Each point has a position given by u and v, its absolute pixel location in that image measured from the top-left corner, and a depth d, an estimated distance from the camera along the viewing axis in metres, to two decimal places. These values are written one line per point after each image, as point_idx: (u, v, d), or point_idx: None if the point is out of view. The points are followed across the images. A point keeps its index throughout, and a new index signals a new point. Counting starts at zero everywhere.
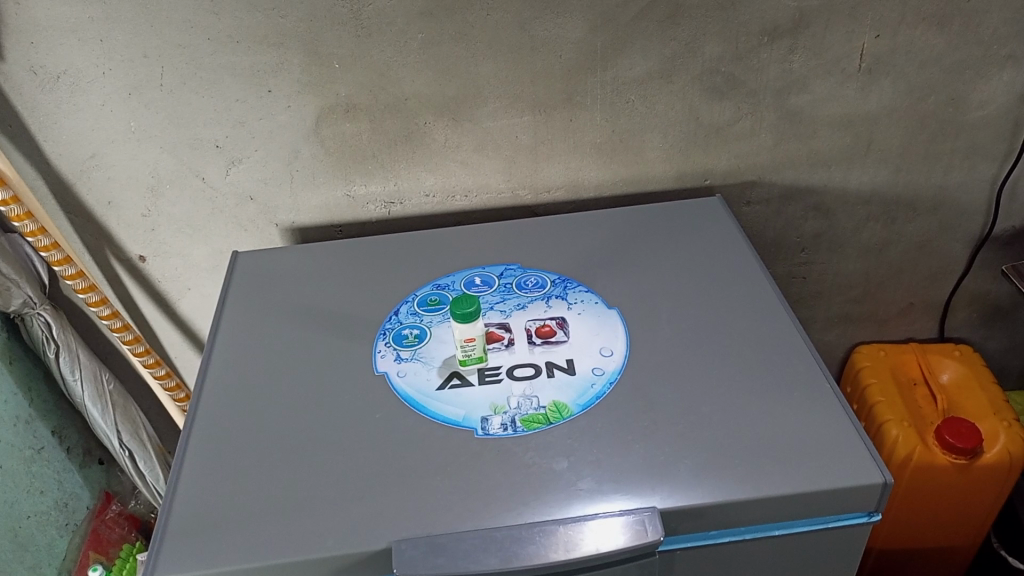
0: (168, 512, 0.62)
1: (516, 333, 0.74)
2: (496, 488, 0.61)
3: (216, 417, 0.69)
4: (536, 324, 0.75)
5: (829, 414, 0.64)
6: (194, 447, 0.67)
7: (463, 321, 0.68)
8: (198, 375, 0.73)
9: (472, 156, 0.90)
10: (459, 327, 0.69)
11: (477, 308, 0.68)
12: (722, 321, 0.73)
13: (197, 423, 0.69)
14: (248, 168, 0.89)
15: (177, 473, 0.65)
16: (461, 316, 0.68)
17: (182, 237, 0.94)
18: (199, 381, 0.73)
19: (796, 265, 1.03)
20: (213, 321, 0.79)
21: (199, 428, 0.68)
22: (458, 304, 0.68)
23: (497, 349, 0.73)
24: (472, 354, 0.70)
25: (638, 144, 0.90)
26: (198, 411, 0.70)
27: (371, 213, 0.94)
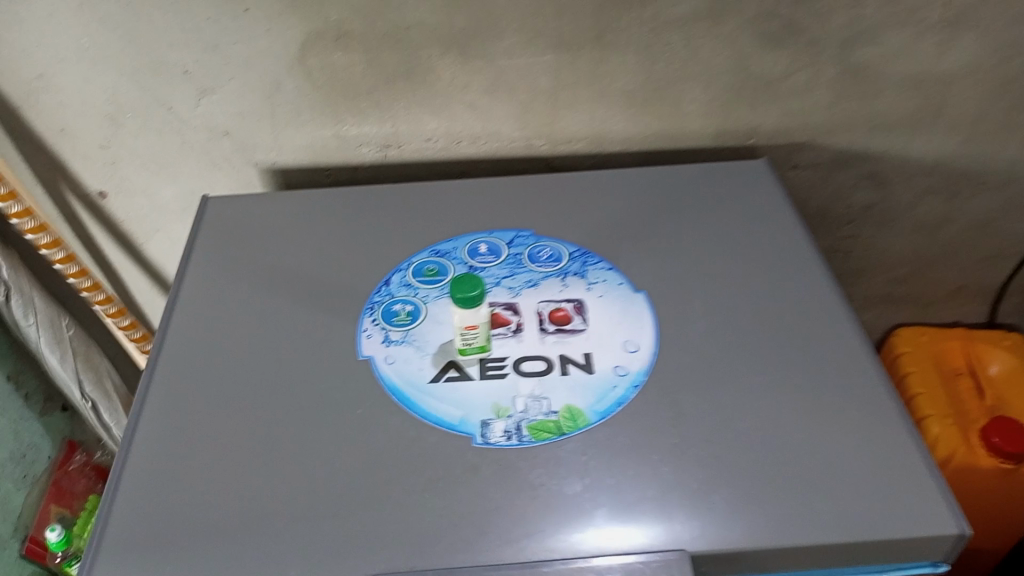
0: (111, 520, 0.53)
1: (525, 317, 0.64)
2: (496, 513, 0.52)
3: (170, 402, 0.59)
4: (549, 307, 0.64)
5: (889, 442, 0.55)
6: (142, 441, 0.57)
7: (464, 307, 0.57)
8: (153, 348, 0.63)
9: (483, 99, 0.77)
10: (458, 312, 0.58)
11: (482, 292, 0.57)
12: (766, 317, 0.63)
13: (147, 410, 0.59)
14: (222, 100, 0.76)
15: (121, 472, 0.55)
16: (462, 302, 0.57)
17: (147, 173, 0.83)
18: (154, 356, 0.63)
19: (840, 239, 0.92)
20: (174, 283, 0.68)
21: (151, 413, 0.58)
22: (457, 284, 0.57)
23: (502, 335, 0.62)
24: (472, 344, 0.60)
25: (675, 94, 0.78)
26: (151, 392, 0.60)
27: (364, 157, 0.82)
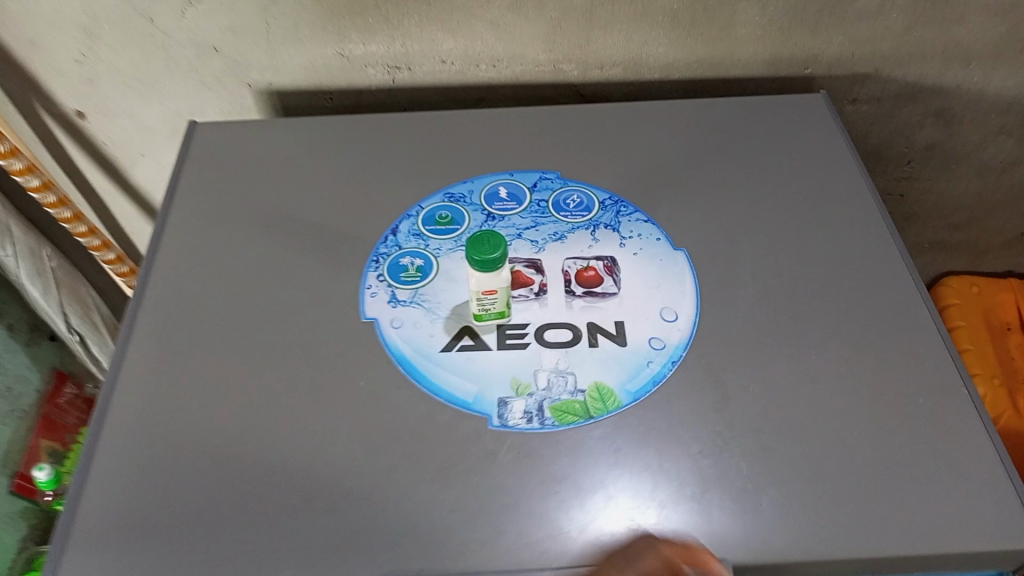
0: (81, 512, 0.47)
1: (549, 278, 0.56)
2: (515, 510, 0.46)
3: (147, 373, 0.53)
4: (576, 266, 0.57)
5: (961, 439, 0.48)
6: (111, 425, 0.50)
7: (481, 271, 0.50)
8: (128, 311, 0.56)
9: (506, 16, 0.68)
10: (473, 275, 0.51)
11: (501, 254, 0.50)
12: (824, 285, 0.55)
13: (117, 389, 0.52)
14: (210, 11, 0.67)
15: (87, 462, 0.49)
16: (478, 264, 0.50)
17: (129, 91, 0.74)
18: (128, 322, 0.55)
19: (895, 180, 0.84)
20: (151, 235, 0.60)
21: (129, 382, 0.52)
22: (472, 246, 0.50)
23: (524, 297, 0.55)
24: (489, 310, 0.53)
25: (728, 15, 0.68)
26: (124, 365, 0.53)
27: (370, 79, 0.73)
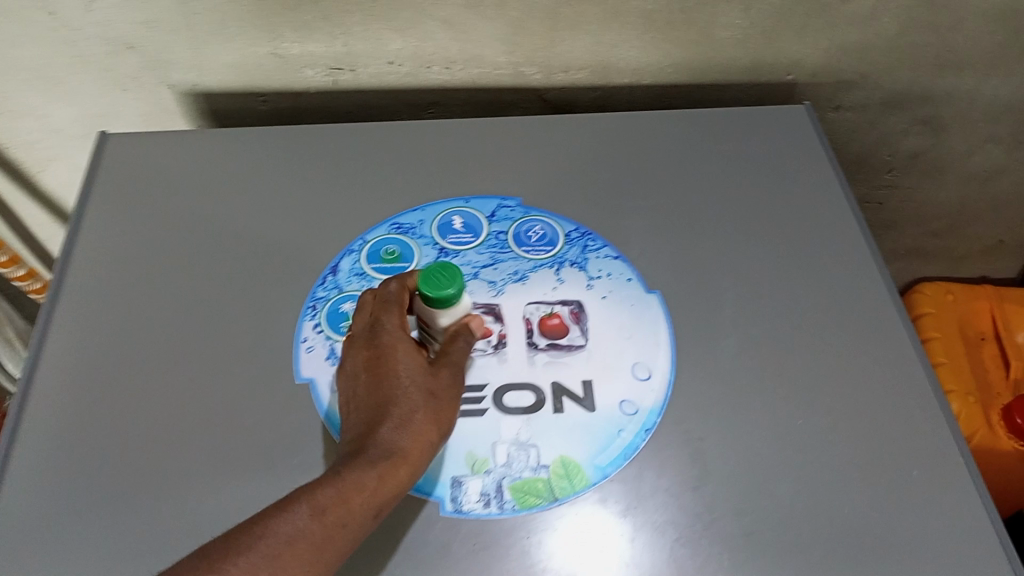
0: None
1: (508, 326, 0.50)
2: None
3: (48, 465, 0.47)
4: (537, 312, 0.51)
5: (960, 519, 0.44)
6: (5, 536, 0.44)
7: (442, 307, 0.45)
8: (25, 371, 0.50)
9: (461, 14, 0.60)
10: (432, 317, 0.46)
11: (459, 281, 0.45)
12: (811, 336, 0.50)
13: (11, 493, 0.46)
14: (120, 5, 0.58)
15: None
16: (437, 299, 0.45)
17: (31, 89, 0.65)
18: (25, 385, 0.50)
19: (876, 188, 0.79)
20: (45, 301, 0.53)
21: (27, 458, 0.47)
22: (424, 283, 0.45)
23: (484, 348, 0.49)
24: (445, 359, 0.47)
25: (707, 18, 0.61)
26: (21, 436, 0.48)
27: (309, 81, 0.65)
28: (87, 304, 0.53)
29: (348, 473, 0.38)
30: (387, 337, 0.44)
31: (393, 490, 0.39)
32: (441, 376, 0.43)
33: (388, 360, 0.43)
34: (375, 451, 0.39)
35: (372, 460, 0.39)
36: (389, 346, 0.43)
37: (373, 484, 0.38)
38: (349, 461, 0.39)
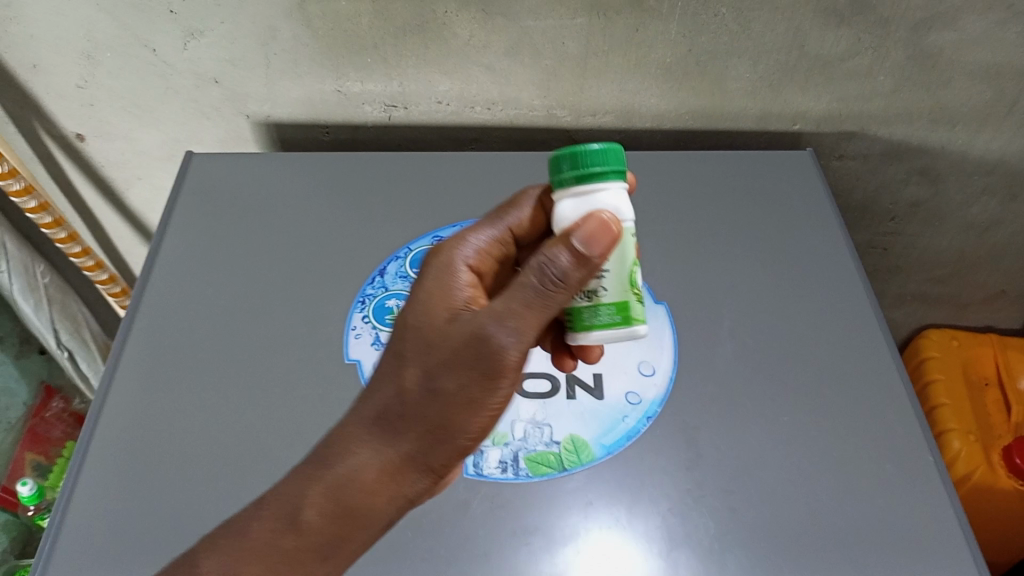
0: (60, 548, 0.50)
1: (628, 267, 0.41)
2: (486, 557, 0.47)
3: (129, 432, 0.55)
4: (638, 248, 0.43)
5: (927, 508, 0.49)
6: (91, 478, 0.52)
7: (577, 186, 0.40)
8: (114, 347, 0.60)
9: (502, 61, 0.69)
10: (564, 201, 0.41)
11: (604, 153, 0.39)
12: (800, 345, 0.56)
13: (97, 444, 0.54)
14: (211, 44, 0.68)
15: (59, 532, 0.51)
16: (567, 174, 0.40)
17: (128, 116, 0.75)
18: (114, 360, 0.59)
19: (880, 234, 0.85)
20: (131, 299, 0.62)
21: (111, 421, 0.56)
22: (556, 155, 0.41)
23: (635, 303, 0.41)
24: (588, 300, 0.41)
25: (719, 70, 0.69)
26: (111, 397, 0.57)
27: (367, 116, 0.74)
28: (169, 296, 0.62)
29: (285, 496, 0.42)
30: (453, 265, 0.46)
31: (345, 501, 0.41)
32: (456, 341, 0.41)
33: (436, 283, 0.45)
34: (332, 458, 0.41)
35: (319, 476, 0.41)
36: (446, 276, 0.45)
37: (314, 501, 0.41)
38: (295, 478, 0.42)
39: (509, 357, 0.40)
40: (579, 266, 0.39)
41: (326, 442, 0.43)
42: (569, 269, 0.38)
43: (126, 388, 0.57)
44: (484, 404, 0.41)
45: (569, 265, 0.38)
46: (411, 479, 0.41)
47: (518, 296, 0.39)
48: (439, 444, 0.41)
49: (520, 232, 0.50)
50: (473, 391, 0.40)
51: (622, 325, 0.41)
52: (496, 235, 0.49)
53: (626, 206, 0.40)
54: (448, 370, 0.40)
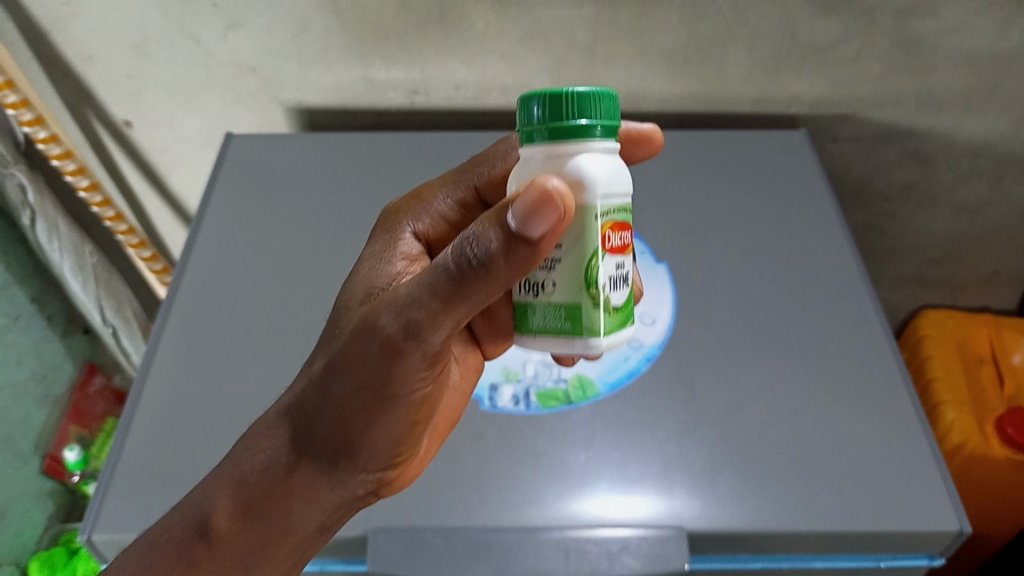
0: (120, 468, 0.55)
1: (586, 268, 0.39)
2: (498, 479, 0.53)
3: (178, 372, 0.60)
4: (620, 239, 0.39)
5: (905, 441, 0.53)
6: (145, 413, 0.58)
7: (544, 142, 0.37)
8: (165, 299, 0.65)
9: (516, 49, 0.75)
10: (531, 155, 0.39)
11: (584, 109, 0.36)
12: (790, 300, 0.61)
13: (151, 382, 0.60)
14: (250, 35, 0.74)
15: (118, 456, 0.56)
16: (536, 126, 0.37)
17: (172, 104, 0.82)
18: (165, 309, 0.65)
19: (875, 216, 0.90)
20: (180, 257, 0.68)
21: (161, 363, 0.61)
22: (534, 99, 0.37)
23: (585, 312, 0.39)
24: (543, 298, 0.40)
25: (717, 56, 0.75)
26: (162, 343, 0.63)
27: (391, 102, 0.80)
28: (212, 258, 0.68)
29: (187, 511, 0.44)
30: (402, 225, 0.54)
31: (251, 504, 0.43)
32: (357, 339, 0.41)
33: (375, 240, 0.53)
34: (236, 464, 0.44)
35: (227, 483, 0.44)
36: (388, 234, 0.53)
37: (219, 508, 0.44)
38: (202, 485, 0.45)
39: (415, 348, 0.40)
40: (500, 255, 0.37)
41: (237, 445, 0.46)
42: (489, 254, 0.37)
43: (175, 335, 0.63)
44: (389, 401, 0.42)
45: (490, 252, 0.37)
46: (322, 479, 0.43)
47: (429, 280, 0.39)
48: (343, 441, 0.43)
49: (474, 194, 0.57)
50: (372, 388, 0.41)
51: (569, 333, 0.40)
52: (454, 197, 0.56)
53: (596, 182, 0.37)
54: (351, 359, 0.41)
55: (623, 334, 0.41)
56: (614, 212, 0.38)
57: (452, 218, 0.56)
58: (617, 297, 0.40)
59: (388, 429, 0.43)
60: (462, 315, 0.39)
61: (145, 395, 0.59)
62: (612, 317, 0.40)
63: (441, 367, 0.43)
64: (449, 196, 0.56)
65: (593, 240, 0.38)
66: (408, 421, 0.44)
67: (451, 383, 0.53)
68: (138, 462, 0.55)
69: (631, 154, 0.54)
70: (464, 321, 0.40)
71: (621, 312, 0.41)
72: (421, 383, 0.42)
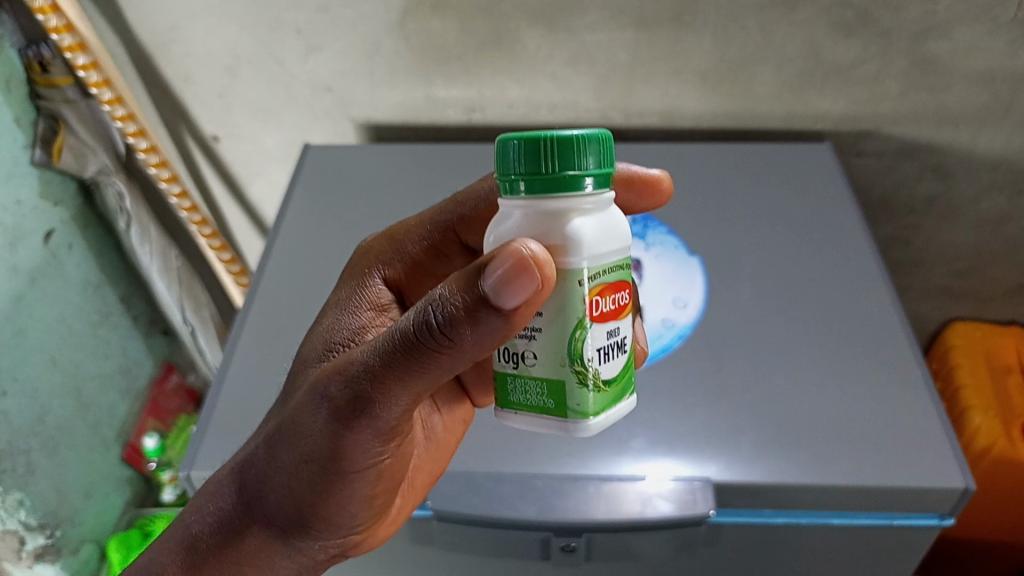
0: (213, 421, 0.63)
1: (570, 343, 0.41)
2: (544, 435, 0.60)
3: (263, 343, 0.68)
4: (606, 308, 0.41)
5: (916, 409, 0.58)
6: (234, 376, 0.66)
7: (527, 192, 0.39)
8: (252, 283, 0.74)
9: (564, 69, 0.83)
10: (513, 213, 0.41)
11: (570, 160, 0.38)
12: (810, 289, 0.67)
13: (239, 351, 0.68)
14: (329, 57, 0.84)
15: (210, 410, 0.64)
16: (519, 175, 0.39)
17: (256, 120, 0.92)
18: (252, 292, 0.73)
19: (900, 228, 0.95)
20: (265, 248, 0.77)
21: (246, 336, 0.69)
22: (526, 151, 0.38)
23: (570, 389, 0.41)
24: (529, 372, 0.42)
25: (747, 76, 0.82)
26: (248, 319, 0.71)
27: (450, 118, 0.89)
28: (291, 248, 0.77)
29: (164, 544, 0.54)
30: (372, 271, 0.62)
31: (204, 556, 0.52)
32: (306, 404, 0.46)
33: (348, 286, 0.61)
34: (197, 515, 0.53)
35: (187, 534, 0.53)
36: (361, 276, 0.61)
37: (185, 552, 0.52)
38: (176, 525, 0.54)
39: (362, 420, 0.44)
40: (466, 322, 0.39)
41: (209, 485, 0.54)
42: (452, 320, 0.39)
43: (259, 313, 0.71)
44: (337, 478, 0.47)
45: (455, 319, 0.39)
46: (279, 542, 0.51)
47: (380, 352, 0.42)
48: (294, 512, 0.50)
49: (447, 233, 0.63)
50: (315, 466, 0.47)
51: (556, 411, 0.42)
52: (430, 239, 0.63)
53: (582, 246, 0.39)
54: (298, 433, 0.46)
55: (612, 408, 0.43)
56: (600, 278, 0.40)
57: (428, 256, 0.63)
58: (604, 370, 0.42)
59: (340, 503, 0.49)
60: (417, 385, 0.42)
61: (234, 362, 0.67)
62: (599, 394, 0.42)
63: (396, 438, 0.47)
64: (425, 237, 0.63)
65: (578, 310, 0.40)
66: (364, 493, 0.49)
67: (433, 432, 0.58)
68: (228, 416, 0.63)
69: (634, 202, 0.60)
70: (417, 397, 0.44)
71: (609, 386, 0.43)
72: (375, 455, 0.47)
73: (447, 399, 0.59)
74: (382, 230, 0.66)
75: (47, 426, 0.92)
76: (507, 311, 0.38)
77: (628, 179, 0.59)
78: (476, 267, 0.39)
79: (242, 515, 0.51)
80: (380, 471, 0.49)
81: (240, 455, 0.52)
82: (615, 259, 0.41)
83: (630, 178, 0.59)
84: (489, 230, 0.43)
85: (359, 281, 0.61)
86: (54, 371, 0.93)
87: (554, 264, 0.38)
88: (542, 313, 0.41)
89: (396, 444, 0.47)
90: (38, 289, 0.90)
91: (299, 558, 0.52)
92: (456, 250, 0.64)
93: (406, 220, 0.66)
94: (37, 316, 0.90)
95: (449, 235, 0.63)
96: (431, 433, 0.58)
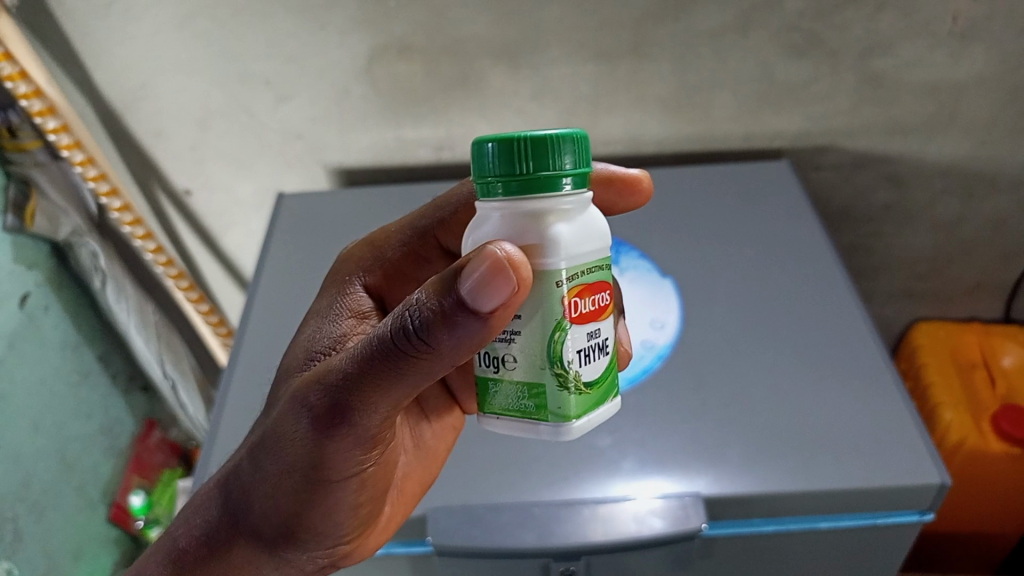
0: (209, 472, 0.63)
1: (550, 344, 0.42)
2: (537, 462, 0.61)
3: (251, 391, 0.69)
4: (586, 308, 0.43)
5: (892, 411, 0.61)
6: (227, 427, 0.67)
7: (504, 194, 0.41)
8: (236, 333, 0.75)
9: (530, 104, 0.85)
10: (491, 215, 0.42)
11: (545, 161, 0.40)
12: (781, 303, 0.70)
13: (230, 401, 0.69)
14: (299, 106, 0.86)
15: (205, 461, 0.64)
16: (495, 177, 0.41)
17: (228, 171, 0.93)
18: (237, 342, 0.74)
19: (861, 236, 0.98)
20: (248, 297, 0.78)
21: (235, 387, 0.70)
22: (501, 159, 0.40)
23: (551, 392, 0.42)
24: (510, 377, 0.44)
25: (705, 101, 0.85)
26: (235, 370, 0.72)
27: (420, 158, 0.91)
28: (272, 296, 0.78)
29: (151, 555, 0.54)
30: (353, 279, 0.63)
31: (184, 568, 0.53)
32: (287, 415, 0.47)
33: (330, 294, 0.62)
34: (184, 529, 0.54)
35: (170, 550, 0.53)
36: (343, 284, 0.63)
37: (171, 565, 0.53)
38: (163, 537, 0.55)
39: (342, 428, 0.45)
40: (442, 326, 0.40)
41: (196, 498, 0.55)
42: (429, 325, 0.40)
43: (248, 363, 0.72)
44: (320, 488, 0.48)
45: (431, 323, 0.40)
46: (264, 555, 0.52)
47: (359, 358, 0.43)
48: (278, 524, 0.50)
49: (427, 237, 0.65)
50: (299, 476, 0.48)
51: (537, 414, 0.43)
52: (410, 243, 0.65)
53: (560, 246, 0.40)
54: (280, 443, 0.47)
55: (595, 411, 0.44)
56: (578, 279, 0.42)
57: (409, 262, 0.65)
58: (586, 372, 0.43)
59: (326, 514, 0.50)
60: (396, 392, 0.43)
61: (226, 414, 0.68)
62: (580, 396, 0.43)
63: (378, 446, 0.48)
64: (405, 242, 0.65)
65: (557, 310, 0.41)
66: (349, 504, 0.51)
67: (420, 439, 0.62)
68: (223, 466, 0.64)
69: (614, 201, 0.62)
70: (397, 404, 0.45)
71: (591, 389, 0.44)
72: (358, 463, 0.48)
73: (435, 409, 0.64)
74: (364, 237, 0.67)
75: (32, 491, 0.91)
76: (482, 314, 0.39)
77: (607, 178, 0.61)
78: (452, 271, 0.40)
79: (227, 525, 0.52)
80: (363, 481, 0.50)
81: (226, 467, 0.53)
82: (595, 259, 0.43)
83: (608, 178, 0.61)
84: (467, 232, 0.45)
85: (340, 289, 0.62)
86: (37, 435, 0.93)
87: (529, 266, 0.39)
88: (521, 314, 0.42)
89: (378, 452, 0.49)
90: (17, 354, 0.90)
91: (287, 569, 0.53)
92: (437, 253, 0.66)
93: (386, 227, 0.67)
94: (17, 381, 0.90)
95: (429, 240, 0.65)
96: (420, 440, 0.62)
